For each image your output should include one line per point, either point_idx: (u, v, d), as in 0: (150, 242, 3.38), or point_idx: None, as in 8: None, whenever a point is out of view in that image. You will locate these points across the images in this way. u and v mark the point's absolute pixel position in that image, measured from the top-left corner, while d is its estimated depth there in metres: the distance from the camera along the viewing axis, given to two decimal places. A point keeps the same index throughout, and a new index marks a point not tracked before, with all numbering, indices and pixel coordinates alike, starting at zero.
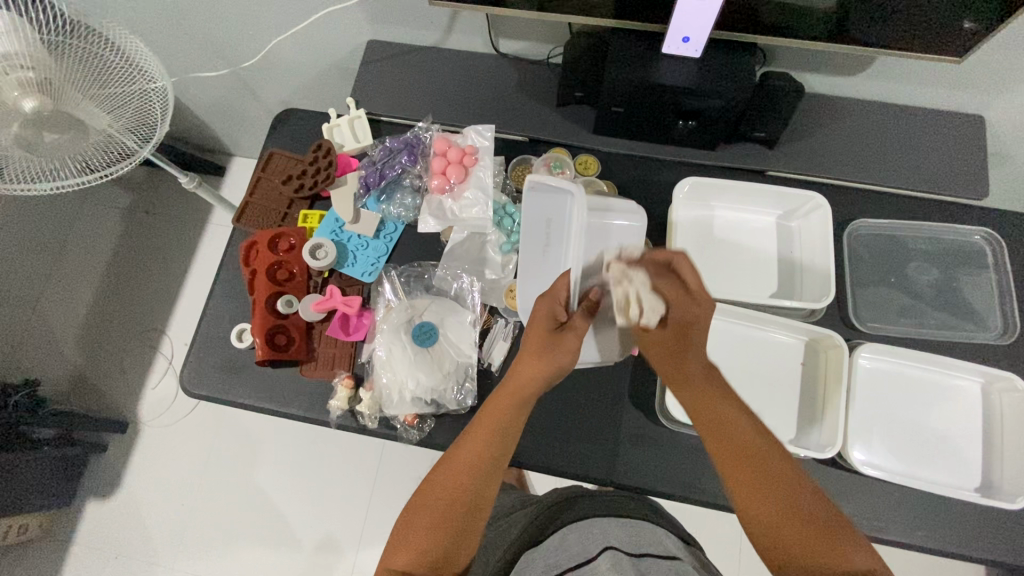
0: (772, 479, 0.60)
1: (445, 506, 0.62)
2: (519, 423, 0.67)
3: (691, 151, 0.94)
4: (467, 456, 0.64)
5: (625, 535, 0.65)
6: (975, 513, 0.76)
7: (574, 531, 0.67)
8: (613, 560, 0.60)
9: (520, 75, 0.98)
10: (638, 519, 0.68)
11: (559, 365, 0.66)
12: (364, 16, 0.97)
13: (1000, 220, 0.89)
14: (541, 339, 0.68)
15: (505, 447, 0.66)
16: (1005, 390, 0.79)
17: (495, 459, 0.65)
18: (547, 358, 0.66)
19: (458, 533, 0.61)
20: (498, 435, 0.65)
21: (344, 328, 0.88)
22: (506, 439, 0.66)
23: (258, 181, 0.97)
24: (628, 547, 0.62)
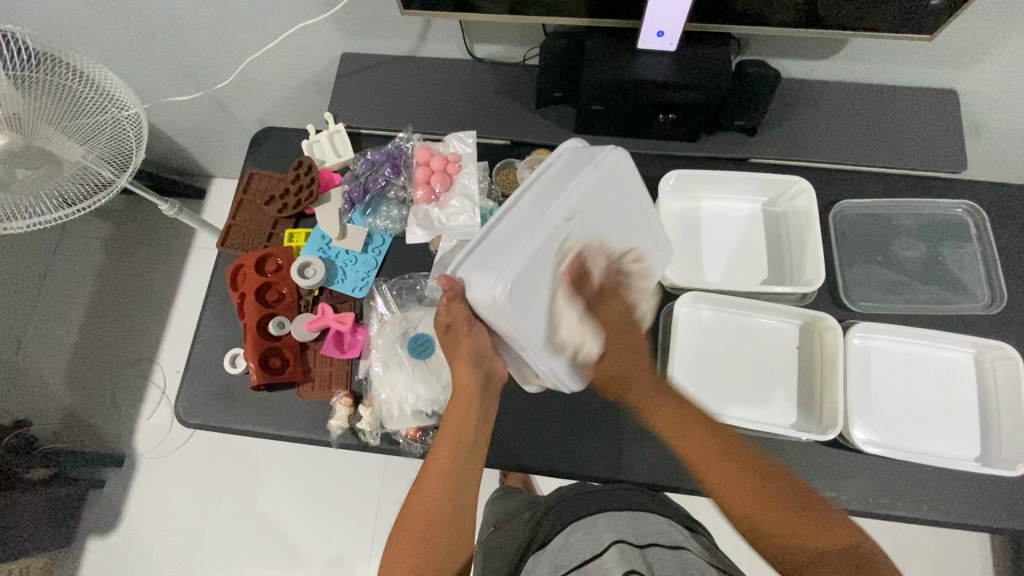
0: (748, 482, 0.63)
1: (429, 517, 0.64)
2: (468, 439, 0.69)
3: (674, 144, 0.94)
4: (438, 469, 0.67)
5: (633, 526, 0.64)
6: (978, 482, 0.77)
7: (580, 527, 0.66)
8: (627, 550, 0.59)
9: (498, 79, 0.98)
10: (644, 509, 0.67)
11: (471, 349, 0.70)
12: (337, 31, 0.96)
13: (978, 192, 0.90)
14: (447, 343, 0.72)
15: (461, 464, 0.68)
16: (997, 357, 0.80)
17: (466, 471, 0.68)
18: (467, 361, 0.70)
19: (453, 514, 0.65)
20: (460, 444, 0.69)
21: (339, 346, 0.87)
22: (457, 462, 0.68)
23: (240, 204, 0.96)
24: (636, 537, 0.62)
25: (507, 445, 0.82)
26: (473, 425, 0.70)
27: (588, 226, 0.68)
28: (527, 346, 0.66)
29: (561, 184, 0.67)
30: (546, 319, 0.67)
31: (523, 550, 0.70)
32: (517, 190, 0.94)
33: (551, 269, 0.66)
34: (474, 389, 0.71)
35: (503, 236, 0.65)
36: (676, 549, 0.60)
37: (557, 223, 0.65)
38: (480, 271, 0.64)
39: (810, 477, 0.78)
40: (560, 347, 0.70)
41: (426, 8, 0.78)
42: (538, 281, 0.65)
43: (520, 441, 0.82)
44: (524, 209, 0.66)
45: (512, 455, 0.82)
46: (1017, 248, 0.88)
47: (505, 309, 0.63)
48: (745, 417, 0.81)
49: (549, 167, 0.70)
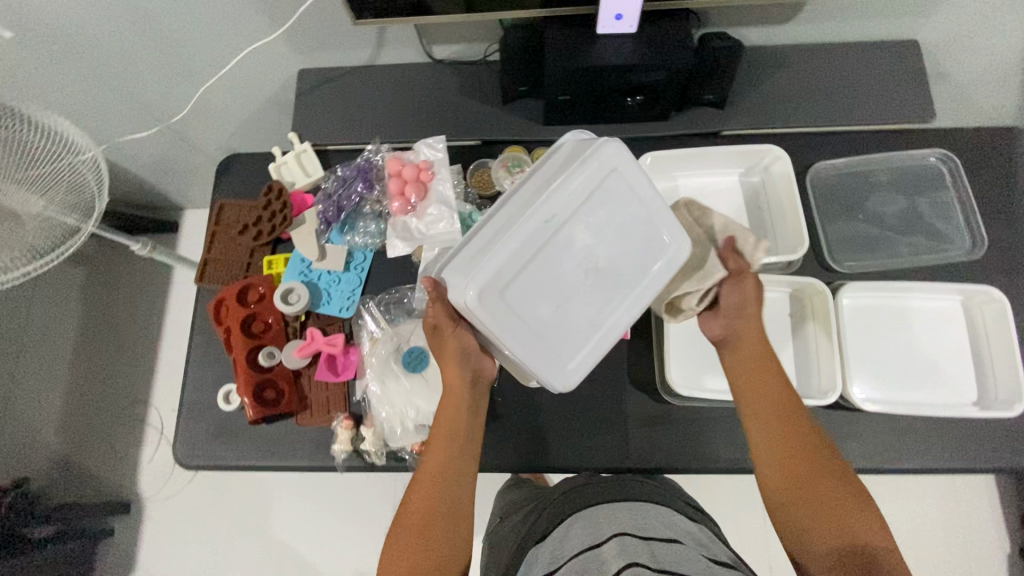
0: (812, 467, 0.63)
1: (424, 518, 0.62)
2: (461, 442, 0.68)
3: (645, 125, 0.93)
4: (434, 468, 0.66)
5: (633, 520, 0.63)
6: (977, 426, 0.79)
7: (582, 519, 0.65)
8: (622, 543, 0.58)
9: (461, 79, 0.96)
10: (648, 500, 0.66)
11: (457, 350, 0.69)
12: (291, 48, 0.94)
13: (950, 139, 0.91)
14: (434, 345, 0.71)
15: (454, 467, 0.66)
16: (984, 302, 0.81)
17: (460, 465, 0.67)
18: (454, 362, 0.69)
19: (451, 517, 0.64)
20: (451, 445, 0.68)
21: (333, 369, 0.86)
22: (450, 465, 0.66)
23: (213, 236, 0.94)
24: (638, 528, 0.61)
25: (513, 447, 0.82)
26: (464, 422, 0.69)
27: (578, 225, 0.66)
28: (511, 349, 0.66)
29: (551, 183, 0.65)
30: (531, 322, 0.66)
31: (523, 539, 0.70)
32: (494, 191, 0.92)
33: (535, 270, 0.65)
34: (462, 389, 0.69)
35: (491, 231, 0.66)
36: (673, 544, 0.59)
37: (535, 223, 0.64)
38: (461, 270, 0.65)
39: None
40: (550, 354, 0.67)
41: (380, 16, 0.78)
42: (516, 282, 0.65)
43: (526, 442, 0.82)
44: (519, 201, 0.67)
45: (519, 457, 0.81)
46: (992, 190, 0.89)
47: (477, 312, 0.64)
48: None
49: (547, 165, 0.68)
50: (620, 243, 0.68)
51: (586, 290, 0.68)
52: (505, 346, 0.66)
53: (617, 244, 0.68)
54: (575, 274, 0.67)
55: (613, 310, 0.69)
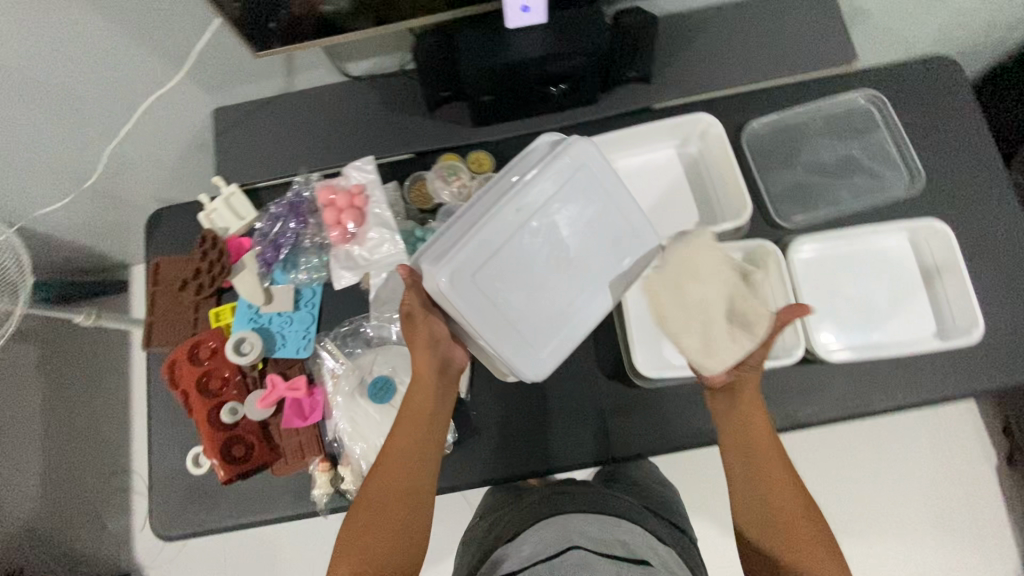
0: (781, 480, 0.62)
1: (380, 520, 0.59)
2: (425, 446, 0.65)
3: (574, 112, 0.92)
4: (398, 458, 0.63)
5: (603, 535, 0.61)
6: (940, 357, 0.80)
7: (552, 524, 0.62)
8: (585, 554, 0.56)
9: (382, 93, 0.94)
10: (622, 517, 0.64)
11: (428, 339, 0.66)
12: (199, 89, 0.90)
13: (874, 78, 0.91)
14: (408, 333, 0.68)
15: (414, 474, 0.63)
16: (930, 234, 0.82)
17: (425, 455, 0.64)
18: (423, 349, 0.66)
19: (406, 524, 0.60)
20: (415, 443, 0.64)
21: (300, 414, 0.82)
22: (410, 470, 0.63)
23: (154, 297, 0.90)
24: (602, 544, 0.58)
25: (496, 458, 0.81)
26: (431, 411, 0.66)
27: (553, 213, 0.65)
28: (484, 337, 0.66)
29: (524, 173, 0.64)
30: (504, 310, 0.65)
31: (491, 547, 0.68)
32: (434, 204, 0.89)
33: (509, 258, 0.64)
34: (429, 377, 0.66)
35: (469, 215, 0.64)
36: (639, 564, 0.56)
37: (508, 212, 0.63)
38: (436, 255, 0.64)
39: (790, 400, 0.79)
40: (522, 343, 0.67)
41: (287, 42, 0.75)
42: (488, 269, 0.63)
43: (508, 450, 0.81)
44: (499, 186, 0.65)
45: (502, 467, 0.81)
46: (922, 120, 0.90)
47: (450, 298, 0.63)
48: None
49: (524, 158, 0.66)
50: (595, 232, 0.67)
51: (557, 278, 0.66)
52: (479, 334, 0.65)
53: (596, 231, 0.66)
54: (551, 259, 0.65)
55: (585, 300, 0.68)
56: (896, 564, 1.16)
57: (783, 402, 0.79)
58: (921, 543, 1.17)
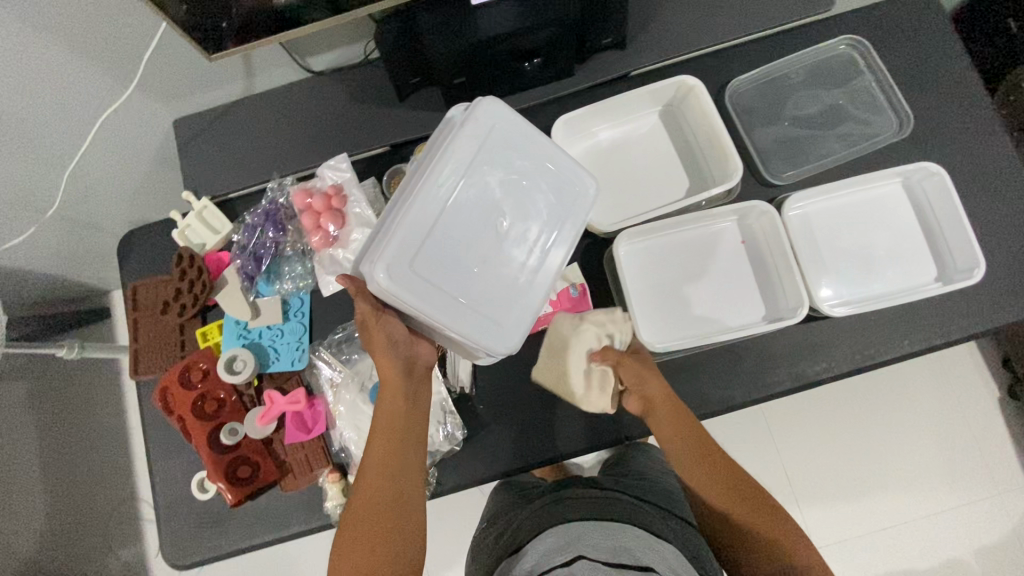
0: (734, 479, 0.64)
1: (370, 536, 0.56)
2: (404, 452, 0.61)
3: (551, 88, 0.88)
4: (374, 463, 0.60)
5: (607, 540, 0.58)
6: (943, 301, 0.79)
7: (552, 535, 0.60)
8: (587, 566, 0.53)
9: (349, 85, 0.90)
10: (624, 522, 0.61)
11: (388, 340, 0.63)
12: (156, 100, 0.86)
13: (854, 21, 0.88)
14: (366, 339, 0.65)
15: (398, 482, 0.60)
16: (923, 178, 0.80)
17: (405, 457, 0.61)
18: (381, 349, 0.63)
19: (399, 536, 0.57)
20: (392, 449, 0.61)
21: (303, 428, 0.80)
22: (393, 479, 0.60)
23: (136, 323, 0.86)
24: (605, 552, 0.56)
25: (508, 450, 0.80)
26: (403, 411, 0.63)
27: (481, 183, 0.61)
28: (444, 326, 0.60)
29: (441, 148, 0.60)
30: (456, 293, 0.61)
31: (494, 550, 0.68)
32: None
33: (447, 240, 0.60)
34: (395, 377, 0.63)
35: (397, 203, 0.60)
36: (642, 572, 0.54)
37: (433, 190, 0.59)
38: (370, 251, 0.59)
39: (797, 359, 0.78)
40: (485, 322, 0.62)
41: (241, 42, 0.70)
42: (427, 254, 0.59)
43: (518, 440, 0.80)
44: (422, 166, 0.61)
45: (515, 458, 0.79)
46: (907, 60, 0.87)
47: (394, 293, 0.58)
48: (718, 330, 0.80)
49: (440, 131, 0.62)
50: (530, 191, 0.63)
51: (505, 249, 0.62)
52: (438, 324, 0.60)
53: (529, 193, 0.63)
54: (490, 230, 0.62)
55: (540, 267, 0.63)
56: (911, 504, 1.18)
57: (792, 363, 0.78)
58: (931, 480, 1.18)
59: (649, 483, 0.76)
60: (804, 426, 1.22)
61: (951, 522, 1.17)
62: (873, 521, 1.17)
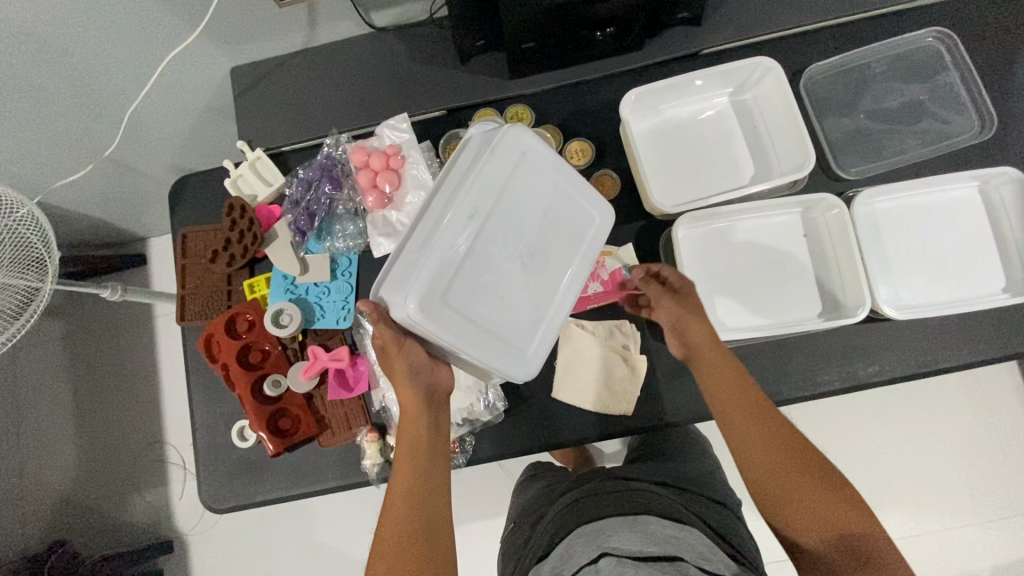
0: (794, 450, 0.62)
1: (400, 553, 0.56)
2: (432, 472, 0.63)
3: (620, 60, 0.85)
4: (402, 489, 0.61)
5: (639, 535, 0.57)
6: (1010, 312, 0.76)
7: (582, 533, 0.59)
8: (617, 563, 0.52)
9: (411, 45, 0.88)
10: (652, 515, 0.60)
11: (409, 366, 0.65)
12: (218, 46, 0.85)
13: (944, 13, 0.84)
14: (386, 365, 0.67)
15: (426, 499, 0.61)
16: (1003, 182, 0.77)
17: (430, 478, 0.63)
18: (403, 377, 0.65)
19: (430, 550, 0.57)
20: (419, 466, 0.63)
21: (345, 385, 0.81)
22: (423, 497, 0.61)
23: (184, 270, 0.87)
24: (631, 544, 0.54)
25: (546, 426, 0.79)
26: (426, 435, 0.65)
27: (503, 211, 0.62)
28: (468, 353, 0.62)
29: (467, 177, 0.61)
30: (482, 322, 0.62)
31: (526, 557, 0.65)
32: None
33: (471, 271, 0.61)
34: (418, 404, 0.65)
35: (421, 233, 0.60)
36: (672, 563, 0.53)
37: (458, 220, 0.60)
38: (396, 284, 0.60)
39: (851, 358, 0.77)
40: (506, 349, 0.63)
41: None
42: (453, 285, 0.60)
43: (559, 418, 0.79)
44: (445, 195, 0.61)
45: (553, 435, 0.79)
46: (995, 59, 0.83)
47: (424, 325, 0.59)
48: (772, 323, 0.78)
49: (455, 163, 0.62)
50: (551, 221, 0.65)
51: (526, 278, 0.64)
52: (461, 351, 0.61)
53: (547, 221, 0.64)
54: (512, 259, 0.63)
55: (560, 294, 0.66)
56: (936, 517, 1.16)
57: (845, 364, 0.76)
58: (961, 495, 1.17)
59: (685, 470, 0.75)
60: (835, 430, 1.21)
61: (976, 537, 1.15)
62: (898, 530, 1.16)
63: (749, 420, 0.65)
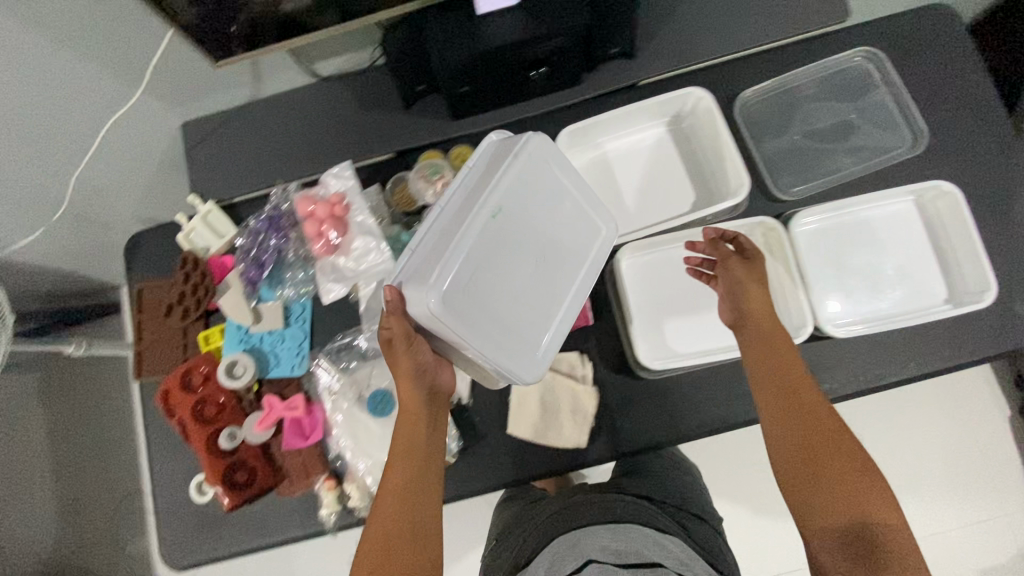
0: (846, 448, 0.56)
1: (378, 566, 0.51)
2: (424, 480, 0.57)
3: (559, 96, 0.87)
4: (390, 491, 0.56)
5: (618, 543, 0.56)
6: (953, 324, 0.77)
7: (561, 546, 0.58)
8: (599, 568, 0.51)
9: (355, 91, 0.90)
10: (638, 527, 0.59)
11: (412, 364, 0.60)
12: (165, 104, 0.86)
13: (870, 33, 0.86)
14: (389, 360, 0.63)
15: (414, 508, 0.55)
16: (936, 196, 0.78)
17: (423, 486, 0.57)
18: (406, 375, 0.60)
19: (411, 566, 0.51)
20: (412, 471, 0.57)
21: (301, 433, 0.80)
22: (410, 507, 0.55)
23: (140, 324, 0.87)
24: (615, 556, 0.53)
25: (503, 463, 0.79)
26: (423, 439, 0.60)
27: (521, 211, 0.64)
28: (481, 352, 0.62)
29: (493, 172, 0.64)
30: (496, 321, 0.63)
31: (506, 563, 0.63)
32: (418, 206, 0.84)
33: (491, 266, 0.62)
34: (418, 405, 0.60)
35: (443, 230, 0.62)
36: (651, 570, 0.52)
37: (481, 218, 0.61)
38: (418, 277, 0.61)
39: None
40: (519, 349, 0.65)
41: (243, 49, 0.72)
42: (474, 282, 0.61)
43: (515, 454, 0.79)
44: (463, 197, 0.63)
45: (510, 472, 0.79)
46: (923, 75, 0.84)
47: (444, 320, 0.59)
48: (715, 348, 0.79)
49: (470, 170, 0.65)
50: (560, 227, 0.68)
51: (537, 281, 0.66)
52: (475, 351, 0.62)
53: (557, 225, 0.67)
54: (528, 260, 0.65)
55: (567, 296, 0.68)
56: (919, 525, 1.15)
57: None
58: (944, 499, 1.16)
59: None
60: None
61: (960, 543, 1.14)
62: None
63: (795, 405, 0.60)
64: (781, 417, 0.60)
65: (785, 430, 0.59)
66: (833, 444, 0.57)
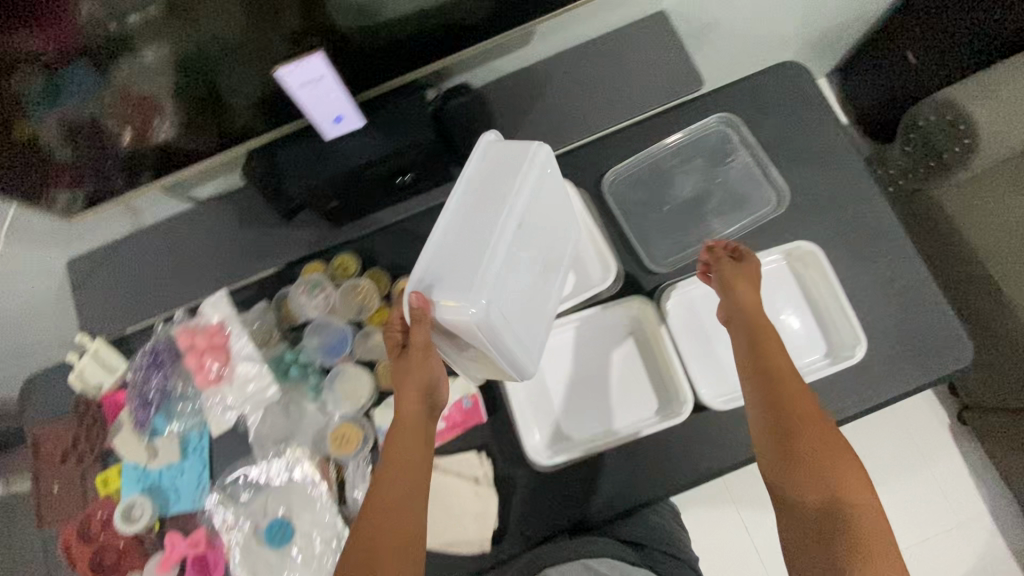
0: (826, 429, 0.63)
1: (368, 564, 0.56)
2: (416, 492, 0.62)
3: (434, 194, 0.89)
4: (382, 498, 0.60)
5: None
6: (837, 378, 0.78)
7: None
8: None
9: (235, 209, 0.91)
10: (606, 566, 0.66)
11: (422, 381, 0.63)
12: (43, 248, 0.87)
13: (725, 98, 0.88)
14: (396, 368, 0.65)
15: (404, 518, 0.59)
16: (798, 256, 0.81)
17: (409, 500, 0.61)
18: (412, 392, 0.63)
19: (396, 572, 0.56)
20: (406, 481, 0.61)
21: (205, 572, 0.77)
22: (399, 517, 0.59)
23: (38, 473, 0.86)
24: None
25: None
26: (417, 455, 0.63)
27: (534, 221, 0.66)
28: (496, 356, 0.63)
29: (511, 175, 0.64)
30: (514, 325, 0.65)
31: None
32: (301, 321, 0.84)
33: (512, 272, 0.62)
34: (419, 420, 0.64)
35: (471, 234, 0.61)
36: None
37: (512, 227, 0.61)
38: (449, 284, 0.59)
39: (694, 450, 0.77)
40: (529, 347, 0.68)
41: (110, 193, 0.74)
42: (504, 289, 0.61)
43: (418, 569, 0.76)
44: (488, 200, 0.62)
45: None
46: (779, 133, 0.87)
47: (483, 328, 0.59)
48: (609, 430, 0.79)
49: (487, 173, 0.64)
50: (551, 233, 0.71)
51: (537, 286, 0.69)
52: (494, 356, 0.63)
53: (550, 233, 0.71)
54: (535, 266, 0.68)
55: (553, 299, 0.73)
56: None
57: (689, 459, 0.77)
58: None
59: None
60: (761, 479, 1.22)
61: None
62: None
63: (772, 387, 0.66)
64: (768, 406, 0.65)
65: (760, 412, 0.66)
66: (815, 425, 0.63)
